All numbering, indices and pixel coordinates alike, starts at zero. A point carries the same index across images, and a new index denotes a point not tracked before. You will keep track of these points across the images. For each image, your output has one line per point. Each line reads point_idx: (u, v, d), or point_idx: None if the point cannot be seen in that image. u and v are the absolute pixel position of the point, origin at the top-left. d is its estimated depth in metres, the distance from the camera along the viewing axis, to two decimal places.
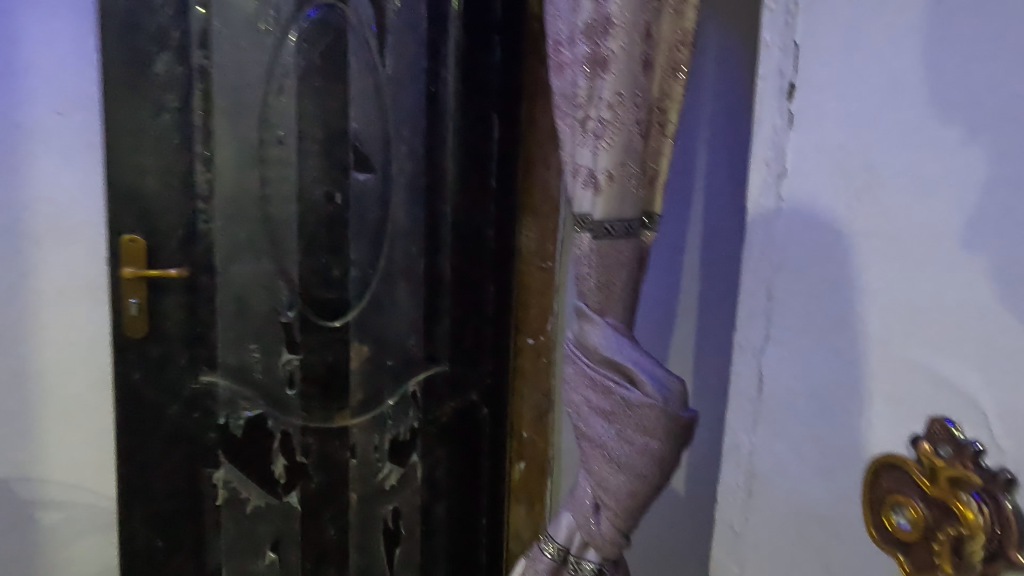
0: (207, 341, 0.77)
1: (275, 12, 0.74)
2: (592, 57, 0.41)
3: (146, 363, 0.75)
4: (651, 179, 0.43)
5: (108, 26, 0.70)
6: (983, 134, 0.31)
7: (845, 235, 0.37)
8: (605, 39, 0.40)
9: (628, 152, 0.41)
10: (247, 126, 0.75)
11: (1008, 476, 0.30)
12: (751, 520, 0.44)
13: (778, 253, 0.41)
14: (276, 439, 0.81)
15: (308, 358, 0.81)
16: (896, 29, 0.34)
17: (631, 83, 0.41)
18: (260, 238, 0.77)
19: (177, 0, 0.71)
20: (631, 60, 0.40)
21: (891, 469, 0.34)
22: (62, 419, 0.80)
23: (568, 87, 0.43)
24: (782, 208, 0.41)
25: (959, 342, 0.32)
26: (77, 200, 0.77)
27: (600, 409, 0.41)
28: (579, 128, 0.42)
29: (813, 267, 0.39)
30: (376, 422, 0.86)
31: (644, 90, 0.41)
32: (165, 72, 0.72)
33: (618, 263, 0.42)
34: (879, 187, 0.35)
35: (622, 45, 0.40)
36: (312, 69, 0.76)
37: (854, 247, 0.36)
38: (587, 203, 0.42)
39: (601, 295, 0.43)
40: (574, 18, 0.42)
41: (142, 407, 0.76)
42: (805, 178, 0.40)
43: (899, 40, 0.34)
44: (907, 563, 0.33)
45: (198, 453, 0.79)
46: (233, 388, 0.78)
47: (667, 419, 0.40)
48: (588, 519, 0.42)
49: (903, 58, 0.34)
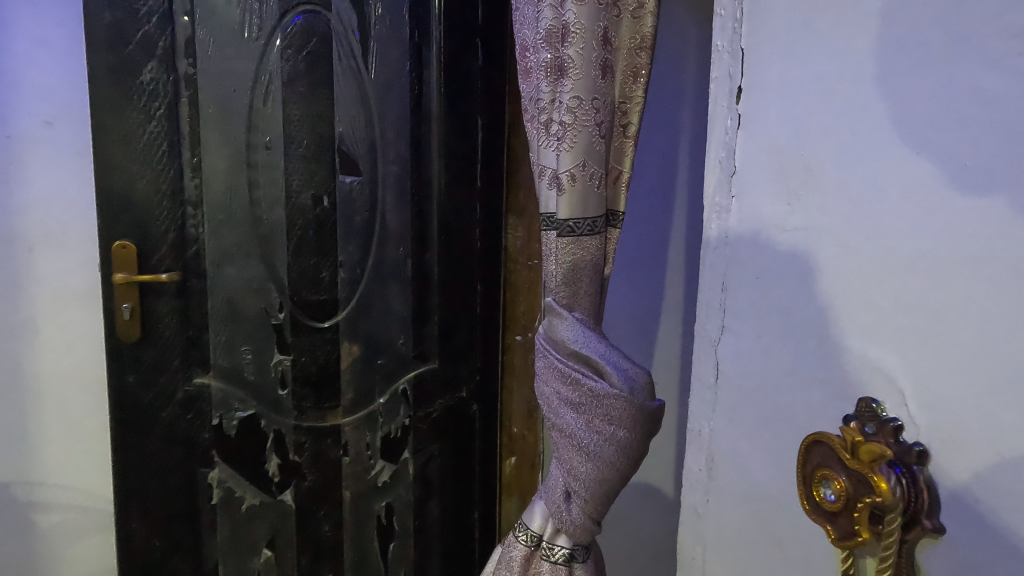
0: (200, 343, 0.79)
1: (260, 20, 0.75)
2: (553, 63, 0.43)
3: (139, 366, 0.77)
4: (615, 179, 0.46)
5: (95, 36, 0.71)
6: (904, 133, 0.33)
7: (786, 231, 0.39)
8: (564, 45, 0.42)
9: (589, 152, 0.42)
10: (234, 132, 0.77)
11: (921, 449, 0.32)
12: (711, 503, 0.46)
13: (730, 249, 0.43)
14: (269, 438, 0.83)
15: (298, 358, 0.82)
16: (832, 32, 0.36)
17: (591, 87, 0.42)
18: (249, 242, 0.78)
19: (163, 9, 0.73)
20: (590, 65, 0.42)
21: (819, 445, 0.36)
22: (59, 423, 0.82)
23: (533, 92, 0.45)
24: (733, 205, 0.43)
25: (887, 330, 0.34)
26: (70, 207, 0.78)
27: (569, 400, 0.43)
28: (544, 131, 0.44)
29: (759, 261, 0.41)
30: (367, 420, 0.87)
31: (603, 93, 0.43)
32: (152, 79, 0.73)
33: (584, 260, 0.44)
34: (816, 186, 0.37)
35: (580, 50, 0.41)
36: (298, 75, 0.78)
37: (795, 242, 0.38)
38: (553, 202, 0.44)
39: (568, 291, 0.44)
40: (536, 27, 0.44)
41: (137, 408, 0.77)
42: (752, 177, 0.41)
43: (833, 44, 0.36)
44: (833, 533, 0.35)
45: (192, 454, 0.80)
46: (226, 389, 0.80)
47: (633, 409, 0.41)
48: (560, 506, 0.44)
49: (838, 61, 0.36)
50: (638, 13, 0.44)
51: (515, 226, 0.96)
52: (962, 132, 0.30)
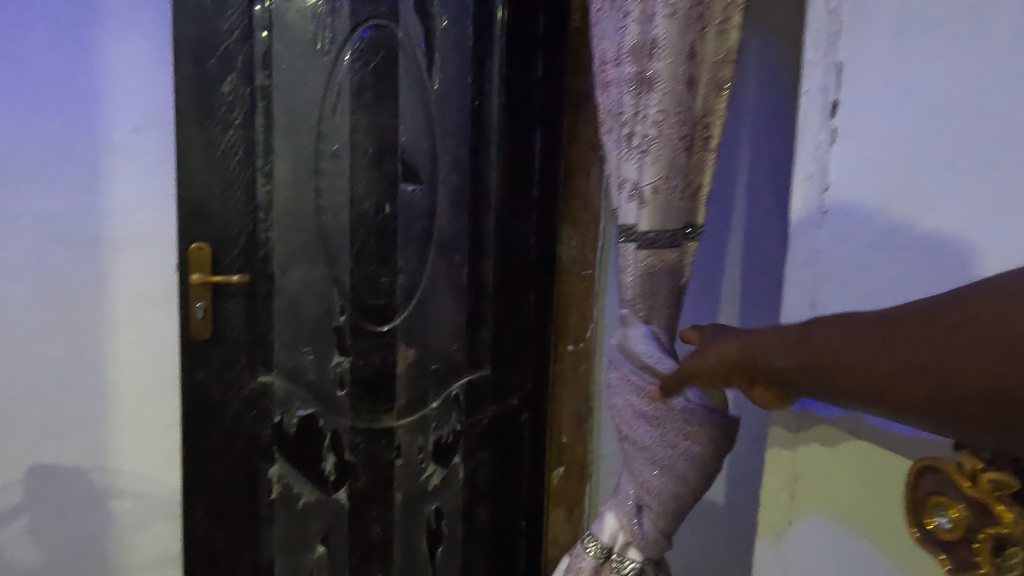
0: (265, 343, 0.82)
1: (332, 34, 0.78)
2: (638, 76, 0.43)
3: (209, 362, 0.81)
4: (694, 193, 0.44)
5: (182, 51, 0.76)
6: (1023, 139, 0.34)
7: (891, 245, 0.40)
8: (650, 59, 0.42)
9: (671, 166, 0.43)
10: (304, 141, 0.80)
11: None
12: (795, 525, 0.44)
13: (822, 266, 0.44)
14: (326, 437, 0.85)
15: (357, 361, 0.84)
16: (945, 52, 0.37)
17: (676, 100, 0.42)
18: (314, 247, 0.81)
19: (244, 25, 0.77)
20: (675, 79, 0.42)
21: (932, 471, 0.35)
22: (133, 415, 0.86)
23: (613, 104, 0.46)
24: (825, 222, 0.44)
25: None
26: (153, 211, 0.84)
27: (643, 413, 0.42)
28: (625, 143, 0.45)
29: (856, 277, 0.42)
30: (420, 424, 0.88)
31: (687, 106, 0.42)
32: (232, 91, 0.78)
33: (663, 274, 0.44)
34: (923, 198, 0.38)
35: (666, 64, 0.42)
36: (365, 87, 0.80)
37: (900, 253, 0.39)
38: (632, 215, 0.44)
39: (647, 306, 0.44)
40: (620, 41, 0.45)
41: (206, 402, 0.81)
42: (848, 196, 0.42)
43: (942, 65, 0.37)
44: (948, 562, 0.34)
45: (254, 449, 0.83)
46: (288, 388, 0.83)
47: (709, 425, 0.41)
48: (631, 519, 0.44)
49: (949, 80, 0.37)
50: (724, 23, 0.42)
51: (570, 237, 0.97)
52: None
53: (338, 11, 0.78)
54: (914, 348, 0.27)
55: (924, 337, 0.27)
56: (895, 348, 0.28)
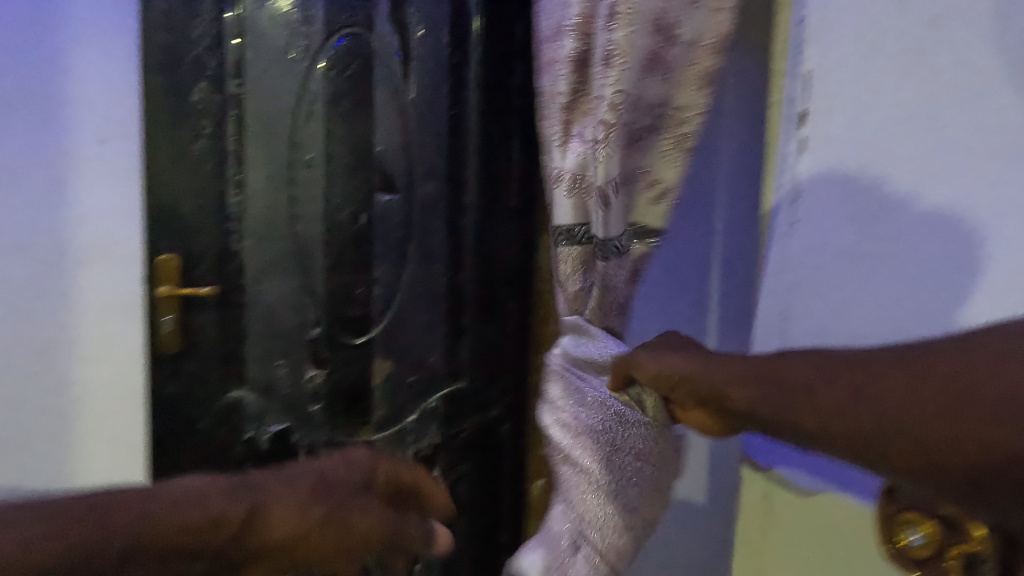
0: (238, 355, 0.80)
1: (306, 42, 0.77)
2: (582, 56, 0.52)
3: (179, 376, 0.79)
4: (631, 176, 0.52)
5: (151, 57, 0.75)
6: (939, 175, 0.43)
7: (851, 259, 0.48)
8: (610, 30, 0.49)
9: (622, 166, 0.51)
10: (278, 149, 0.78)
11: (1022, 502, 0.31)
12: None
13: (792, 274, 0.52)
14: (300, 453, 0.83)
15: (332, 373, 0.82)
16: (938, 73, 0.43)
17: (630, 82, 0.50)
18: (288, 257, 0.80)
19: (215, 32, 0.76)
20: (632, 60, 0.49)
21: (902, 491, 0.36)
22: (98, 433, 0.83)
23: (552, 82, 0.54)
24: (795, 232, 0.52)
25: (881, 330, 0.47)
26: (120, 221, 0.81)
27: (591, 426, 0.51)
28: (565, 129, 0.53)
29: (828, 284, 0.49)
30: (397, 437, 0.87)
31: (641, 88, 0.50)
32: (202, 98, 0.76)
33: (594, 262, 0.53)
34: (879, 217, 0.47)
35: (623, 37, 0.49)
36: (340, 95, 0.79)
37: (851, 268, 0.48)
38: (564, 203, 0.53)
39: (576, 295, 0.54)
40: (566, 14, 0.52)
41: (175, 419, 0.79)
42: (817, 213, 0.50)
43: (905, 74, 0.45)
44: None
45: (226, 464, 0.82)
46: (261, 403, 0.81)
47: (646, 446, 0.50)
48: (579, 524, 0.51)
49: (948, 98, 0.43)
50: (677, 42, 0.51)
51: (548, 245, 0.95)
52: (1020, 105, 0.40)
53: (312, 19, 0.77)
54: (939, 423, 0.28)
55: (962, 402, 0.27)
56: (930, 412, 0.28)
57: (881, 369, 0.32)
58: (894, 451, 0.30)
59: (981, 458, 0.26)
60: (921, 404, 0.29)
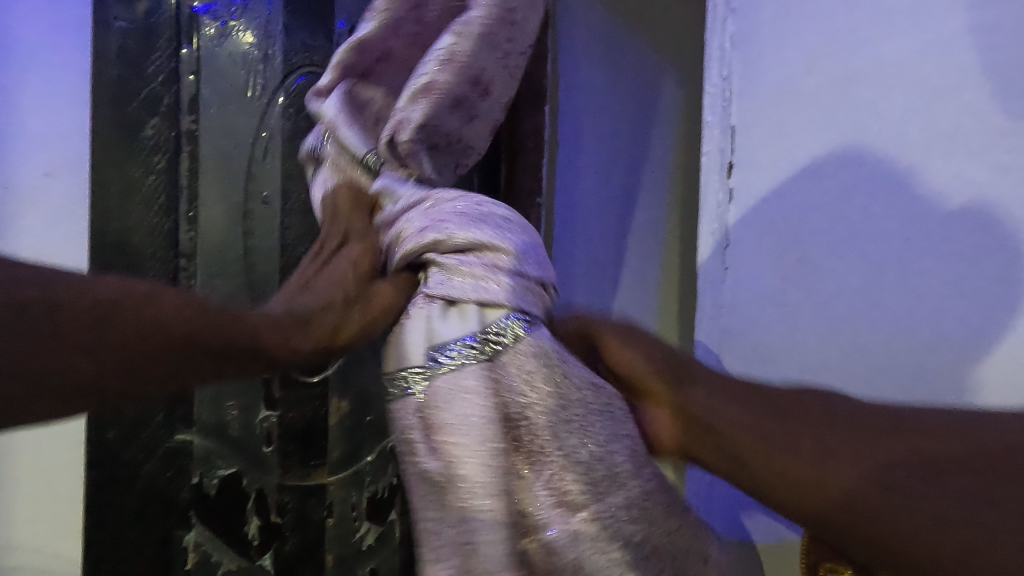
0: (184, 398, 0.77)
1: (264, 79, 0.77)
2: (428, 86, 0.62)
3: (121, 420, 0.75)
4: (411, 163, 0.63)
5: (102, 92, 0.74)
6: (902, 112, 0.53)
7: (803, 268, 0.60)
8: (439, 73, 0.62)
9: (437, 113, 0.63)
10: (234, 185, 0.77)
11: None
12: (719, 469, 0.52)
13: (725, 304, 0.66)
14: (251, 498, 0.80)
15: (286, 414, 0.79)
16: (850, 58, 0.56)
17: (448, 95, 0.63)
18: (241, 293, 0.78)
19: (170, 68, 0.75)
20: (457, 88, 0.63)
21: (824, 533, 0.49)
22: (28, 482, 0.78)
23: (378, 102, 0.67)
24: (727, 272, 0.66)
25: (908, 270, 0.52)
26: (63, 258, 0.78)
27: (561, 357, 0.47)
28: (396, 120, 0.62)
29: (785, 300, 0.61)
30: (354, 478, 0.82)
31: (465, 101, 0.65)
32: (155, 134, 0.75)
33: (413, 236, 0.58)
34: (844, 203, 0.57)
35: (445, 77, 0.62)
36: (299, 132, 0.79)
37: (835, 261, 0.57)
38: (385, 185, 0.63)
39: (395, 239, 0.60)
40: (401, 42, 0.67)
41: (116, 465, 0.75)
42: (744, 251, 0.65)
43: (830, 75, 0.58)
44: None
45: (170, 514, 0.78)
46: (208, 446, 0.78)
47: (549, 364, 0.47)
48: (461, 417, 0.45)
49: (878, 61, 0.54)
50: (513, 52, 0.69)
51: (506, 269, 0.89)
52: (929, 103, 0.51)
53: (271, 58, 0.77)
54: (939, 490, 0.31)
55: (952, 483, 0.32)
56: (923, 481, 0.32)
57: (895, 435, 0.35)
58: (867, 499, 0.33)
59: (946, 521, 0.31)
60: (919, 476, 0.32)
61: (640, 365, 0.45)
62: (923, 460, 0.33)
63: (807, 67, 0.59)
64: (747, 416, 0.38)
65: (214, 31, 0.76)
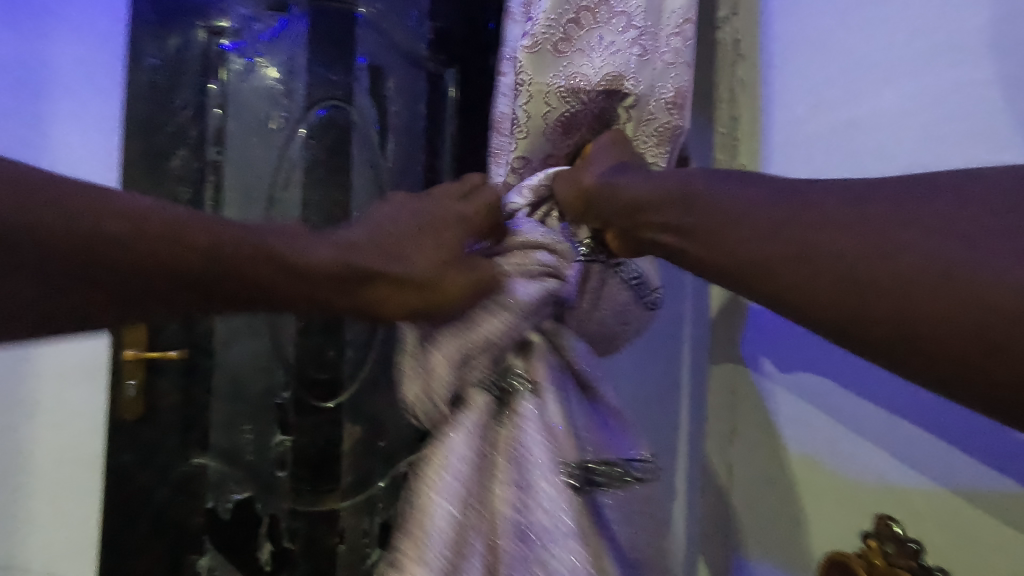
0: (202, 423, 0.79)
1: (286, 113, 0.79)
2: (509, 119, 0.49)
3: (139, 444, 0.78)
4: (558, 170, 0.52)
5: (132, 127, 0.80)
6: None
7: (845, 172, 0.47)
8: (519, 100, 0.48)
9: (536, 145, 0.49)
10: (254, 214, 0.80)
11: (915, 546, 0.42)
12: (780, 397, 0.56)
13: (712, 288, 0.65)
14: (264, 522, 0.78)
15: (299, 439, 0.77)
16: None
17: (554, 142, 0.50)
18: (258, 323, 0.77)
19: (197, 103, 0.80)
20: (556, 120, 0.48)
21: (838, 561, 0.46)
22: (46, 505, 0.79)
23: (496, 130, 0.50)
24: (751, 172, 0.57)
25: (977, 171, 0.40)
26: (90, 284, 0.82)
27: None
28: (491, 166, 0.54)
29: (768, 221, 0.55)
30: (366, 505, 0.77)
31: (574, 124, 0.49)
32: (181, 165, 0.80)
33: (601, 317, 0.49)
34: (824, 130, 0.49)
35: (530, 109, 0.48)
36: (318, 163, 0.79)
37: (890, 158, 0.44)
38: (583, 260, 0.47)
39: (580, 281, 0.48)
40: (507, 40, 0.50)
41: (131, 490, 0.78)
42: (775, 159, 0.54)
43: None
44: None
45: (183, 538, 0.79)
46: (222, 471, 0.79)
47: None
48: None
49: None
50: (613, 35, 0.47)
51: None
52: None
53: (292, 92, 0.79)
54: (908, 289, 0.27)
55: (907, 260, 0.28)
56: (869, 258, 0.29)
57: (798, 204, 0.33)
58: (803, 280, 0.31)
59: (879, 297, 0.28)
60: (843, 241, 0.30)
61: (619, 197, 0.43)
62: (831, 234, 0.30)
63: (808, 111, 0.51)
64: (681, 219, 0.38)
65: (240, 67, 0.80)
